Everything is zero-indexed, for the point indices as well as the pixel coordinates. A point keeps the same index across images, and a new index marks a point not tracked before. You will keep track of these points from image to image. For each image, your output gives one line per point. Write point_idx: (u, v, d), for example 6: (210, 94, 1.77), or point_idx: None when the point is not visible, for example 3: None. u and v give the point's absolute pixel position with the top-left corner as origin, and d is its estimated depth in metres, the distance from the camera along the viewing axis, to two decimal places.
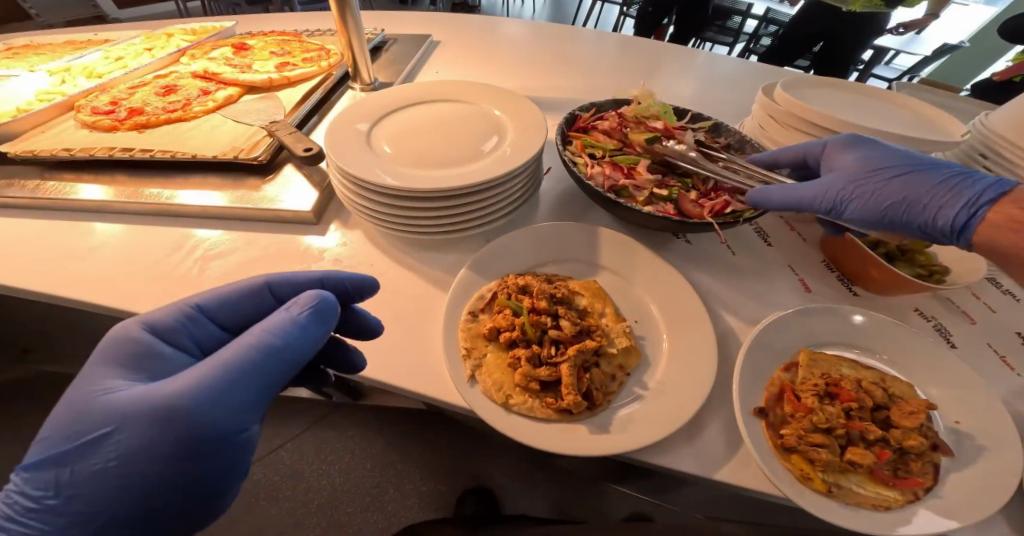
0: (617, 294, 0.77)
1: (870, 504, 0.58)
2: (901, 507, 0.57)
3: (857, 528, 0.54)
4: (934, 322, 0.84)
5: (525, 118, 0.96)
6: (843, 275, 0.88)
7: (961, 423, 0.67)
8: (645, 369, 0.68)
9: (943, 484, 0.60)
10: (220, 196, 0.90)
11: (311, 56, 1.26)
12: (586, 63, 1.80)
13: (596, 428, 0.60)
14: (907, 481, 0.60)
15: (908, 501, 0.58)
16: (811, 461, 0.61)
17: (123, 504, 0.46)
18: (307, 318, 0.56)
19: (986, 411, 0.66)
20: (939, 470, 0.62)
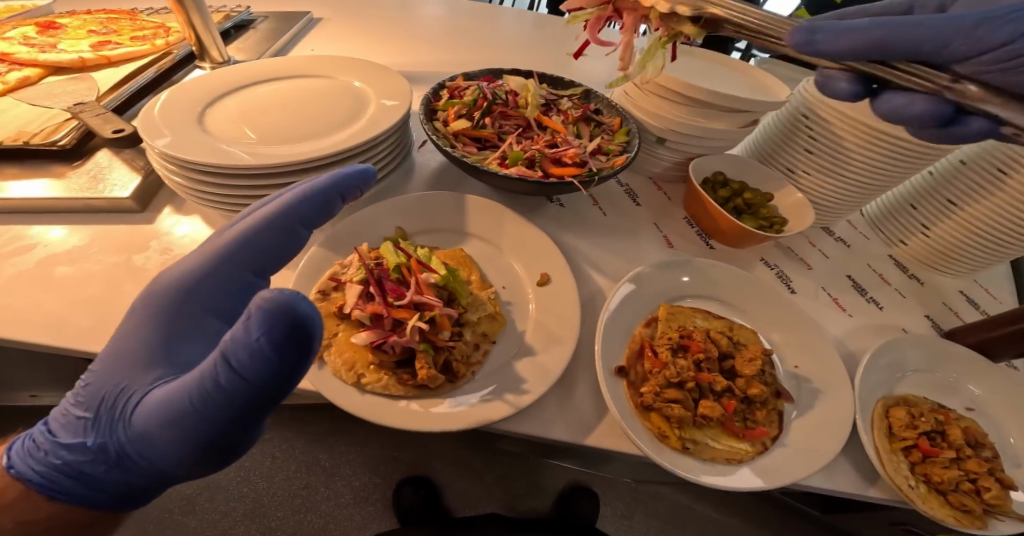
0: (484, 261, 0.76)
1: (724, 458, 0.62)
2: (751, 458, 0.62)
3: (708, 482, 0.57)
4: (777, 271, 0.93)
5: (389, 89, 0.91)
6: (701, 231, 0.95)
7: (799, 368, 0.74)
8: (509, 335, 0.67)
9: (787, 432, 0.66)
10: (30, 185, 0.75)
11: (143, 34, 1.05)
12: (484, 35, 1.76)
13: (456, 401, 0.56)
14: (756, 432, 0.65)
15: (758, 453, 0.63)
16: (669, 419, 0.64)
17: (166, 467, 0.46)
18: (260, 337, 0.39)
19: (819, 353, 0.74)
20: (782, 420, 0.67)
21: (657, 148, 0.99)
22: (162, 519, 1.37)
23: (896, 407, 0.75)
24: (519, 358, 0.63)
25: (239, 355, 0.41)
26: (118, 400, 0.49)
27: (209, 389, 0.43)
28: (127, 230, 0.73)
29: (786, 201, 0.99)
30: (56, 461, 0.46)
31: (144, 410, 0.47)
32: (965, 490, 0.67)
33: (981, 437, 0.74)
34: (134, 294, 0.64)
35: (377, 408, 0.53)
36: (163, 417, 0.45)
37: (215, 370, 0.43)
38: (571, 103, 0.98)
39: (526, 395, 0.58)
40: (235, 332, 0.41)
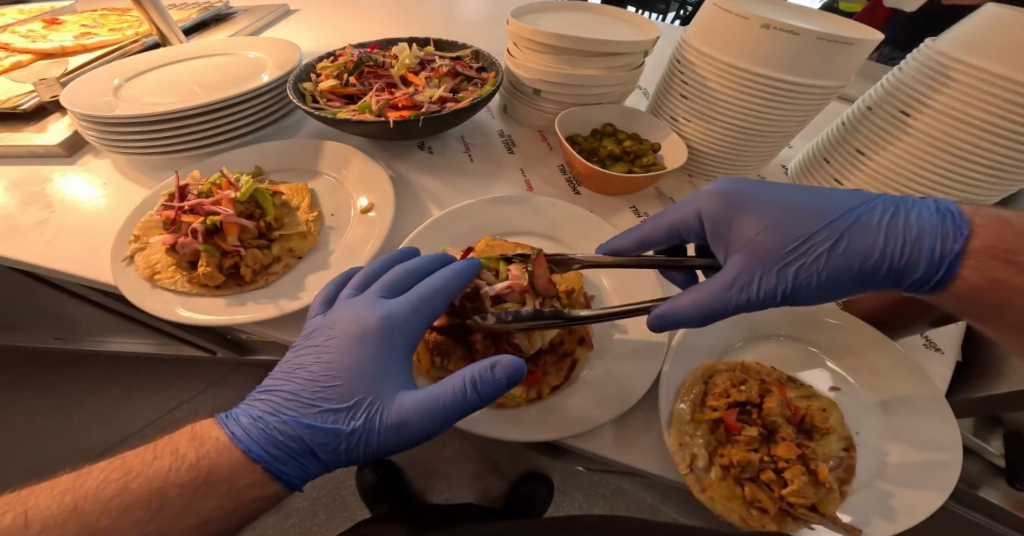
0: (325, 195, 0.82)
1: None
2: (514, 404, 0.60)
3: None
4: (645, 219, 0.89)
5: (282, 58, 1.05)
6: (572, 176, 0.94)
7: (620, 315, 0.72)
8: (317, 254, 0.72)
9: (570, 383, 0.64)
10: None
11: (120, 27, 1.31)
12: (448, 16, 1.83)
13: (233, 301, 0.63)
14: (531, 379, 0.64)
15: (525, 400, 0.61)
16: (437, 354, 0.66)
17: (300, 476, 0.50)
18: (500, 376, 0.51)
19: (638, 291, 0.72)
20: (574, 368, 0.66)
21: (537, 100, 1.01)
22: None
23: (722, 375, 0.70)
24: (312, 274, 0.69)
25: (488, 388, 0.50)
26: (318, 404, 0.52)
27: (463, 401, 0.50)
28: (50, 170, 0.90)
29: (670, 152, 0.94)
30: (274, 445, 0.49)
31: (405, 414, 0.51)
32: (763, 481, 0.62)
33: (816, 422, 0.65)
34: (32, 213, 0.79)
35: (158, 300, 0.61)
36: (415, 415, 0.51)
37: (474, 394, 0.50)
38: (452, 62, 1.03)
39: (297, 301, 0.64)
40: (486, 368, 0.51)
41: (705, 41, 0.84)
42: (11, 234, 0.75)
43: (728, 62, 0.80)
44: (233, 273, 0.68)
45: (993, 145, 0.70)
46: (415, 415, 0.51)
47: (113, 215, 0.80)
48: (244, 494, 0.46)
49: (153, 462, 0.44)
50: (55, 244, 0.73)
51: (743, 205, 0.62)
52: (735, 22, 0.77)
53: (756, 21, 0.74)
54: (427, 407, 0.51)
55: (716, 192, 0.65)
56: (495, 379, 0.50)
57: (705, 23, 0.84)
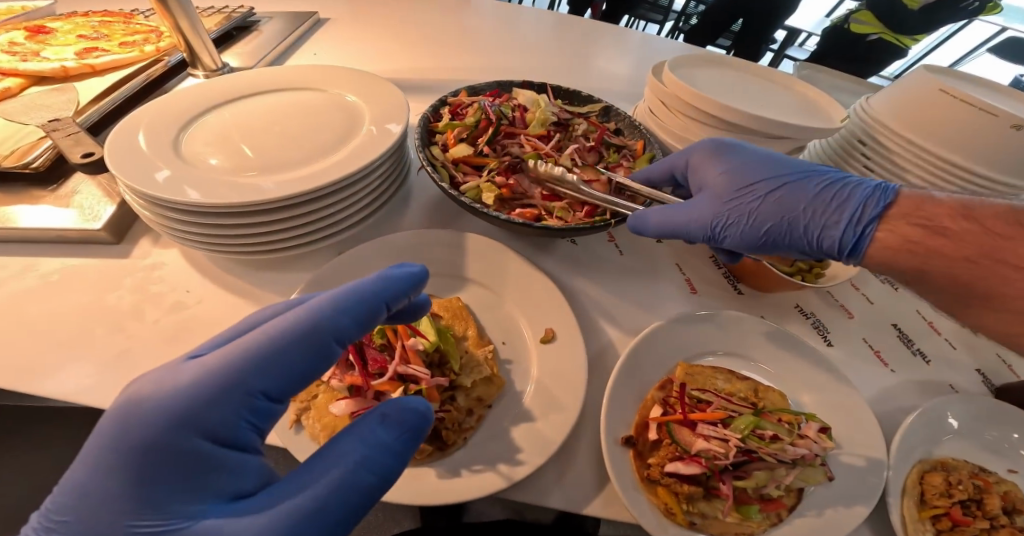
0: (482, 310, 0.69)
1: (733, 534, 0.57)
2: (763, 532, 0.57)
3: None
4: (812, 319, 0.83)
5: (383, 105, 0.86)
6: (729, 273, 0.85)
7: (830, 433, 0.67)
8: (506, 400, 0.60)
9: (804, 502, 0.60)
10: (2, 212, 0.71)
11: (134, 39, 1.04)
12: (502, 27, 1.62)
13: (444, 472, 0.52)
14: (772, 503, 0.60)
15: (770, 525, 0.58)
16: (676, 494, 0.59)
17: None
18: (394, 436, 0.44)
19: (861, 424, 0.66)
20: (801, 493, 0.61)
21: None
22: None
23: (932, 472, 0.68)
24: (516, 425, 0.57)
25: (378, 447, 0.43)
26: (95, 498, 0.38)
27: (390, 447, 0.44)
28: (97, 264, 0.69)
29: None
30: None
31: (324, 491, 0.40)
32: None
33: (1017, 505, 0.67)
34: (103, 339, 0.60)
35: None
36: (353, 479, 0.41)
37: (401, 440, 0.44)
38: (590, 124, 0.89)
39: (521, 467, 0.52)
40: (373, 426, 0.44)
41: (912, 125, 0.84)
42: (84, 374, 0.56)
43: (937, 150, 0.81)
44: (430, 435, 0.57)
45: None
46: (348, 483, 0.41)
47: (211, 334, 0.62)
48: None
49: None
50: None
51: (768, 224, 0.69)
52: (975, 113, 0.77)
53: (1006, 119, 0.74)
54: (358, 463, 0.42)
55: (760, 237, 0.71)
56: (377, 441, 0.43)
57: (916, 105, 0.84)
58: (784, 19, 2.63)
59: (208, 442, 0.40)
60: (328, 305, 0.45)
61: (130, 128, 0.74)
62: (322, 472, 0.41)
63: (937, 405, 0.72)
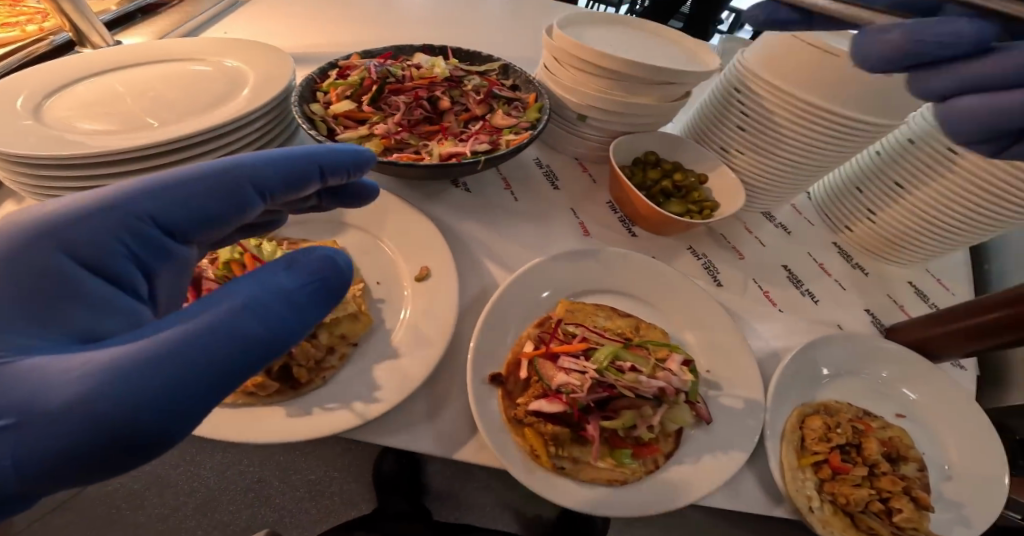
0: (361, 254, 0.69)
1: (604, 480, 0.55)
2: (636, 478, 0.55)
3: (575, 506, 0.51)
4: (705, 261, 0.84)
5: (271, 69, 0.85)
6: (624, 216, 0.87)
7: (711, 373, 0.68)
8: (373, 336, 0.60)
9: (681, 450, 0.59)
10: None
11: (15, 20, 1.01)
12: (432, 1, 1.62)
13: (296, 411, 0.51)
14: (648, 450, 0.59)
15: (644, 472, 0.56)
16: (541, 435, 0.57)
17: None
18: (303, 282, 0.41)
19: (736, 356, 0.67)
20: (678, 437, 0.60)
21: (580, 125, 0.92)
22: None
23: (813, 417, 0.69)
24: (378, 359, 0.57)
25: (284, 286, 0.39)
26: None
27: (293, 293, 0.39)
28: None
29: (722, 188, 0.90)
30: None
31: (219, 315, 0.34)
32: (874, 512, 0.62)
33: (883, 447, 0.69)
34: None
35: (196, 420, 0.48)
36: (257, 314, 0.36)
37: (305, 288, 0.40)
38: (483, 79, 0.90)
39: (378, 403, 0.52)
40: (280, 271, 0.40)
41: (771, 70, 0.80)
42: None
43: (810, 100, 0.76)
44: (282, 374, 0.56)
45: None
46: (240, 312, 0.35)
47: None
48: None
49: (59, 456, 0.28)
50: None
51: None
52: (823, 57, 0.73)
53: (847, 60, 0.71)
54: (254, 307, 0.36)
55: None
56: (282, 283, 0.39)
57: (785, 54, 0.78)
58: None
59: (69, 261, 0.36)
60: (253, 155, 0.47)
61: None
62: (206, 309, 0.35)
63: (818, 344, 0.74)
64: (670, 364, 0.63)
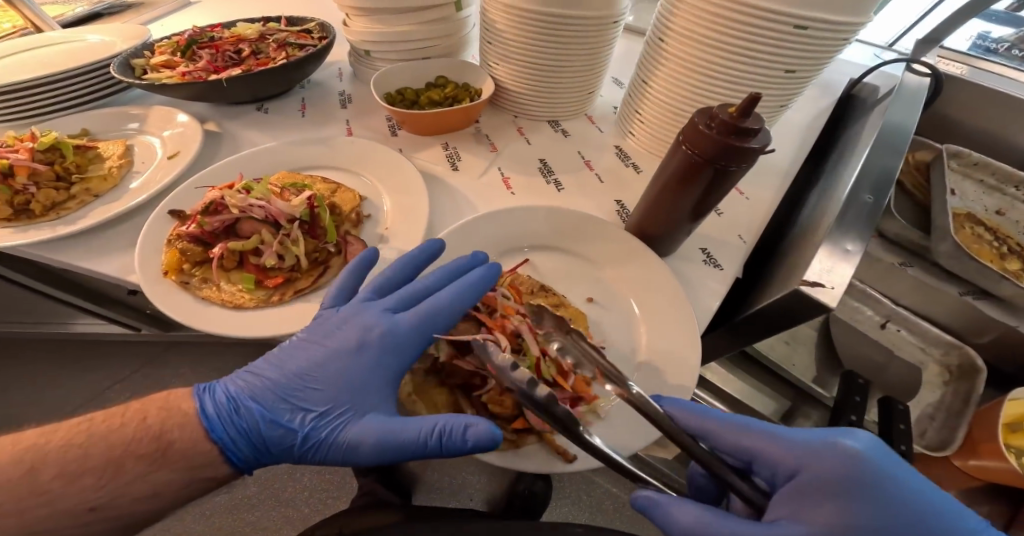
0: (144, 146, 0.88)
1: (220, 299, 0.63)
2: (251, 305, 0.62)
3: (169, 308, 0.58)
4: (451, 152, 0.93)
5: (133, 31, 1.09)
6: (393, 122, 1.00)
7: (389, 232, 0.74)
8: (114, 197, 0.78)
9: (318, 287, 0.66)
10: None
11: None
12: None
13: (17, 230, 0.71)
14: (278, 279, 0.66)
15: (262, 300, 0.63)
16: (182, 254, 0.65)
17: (369, 458, 0.51)
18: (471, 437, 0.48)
19: (410, 218, 0.74)
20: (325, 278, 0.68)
21: (371, 60, 1.08)
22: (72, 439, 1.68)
23: None
24: (104, 208, 0.75)
25: (454, 446, 0.47)
26: (322, 393, 0.53)
27: (463, 446, 0.48)
28: None
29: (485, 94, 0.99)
30: (224, 413, 0.50)
31: (374, 433, 0.50)
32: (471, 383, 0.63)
33: (528, 347, 0.61)
34: None
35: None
36: (475, 444, 0.47)
37: (462, 442, 0.47)
38: (289, 34, 1.09)
39: (75, 229, 0.70)
40: (461, 420, 0.48)
41: None
42: None
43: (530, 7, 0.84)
44: (25, 209, 0.74)
45: (731, 93, 0.79)
46: (437, 439, 0.48)
47: None
48: (196, 473, 0.47)
49: (114, 431, 0.46)
50: None
51: (863, 494, 0.41)
52: None
53: None
54: (388, 336, 0.56)
55: (854, 449, 0.43)
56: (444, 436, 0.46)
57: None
58: None
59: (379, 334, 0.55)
60: (449, 299, 0.59)
61: None
62: (416, 424, 0.49)
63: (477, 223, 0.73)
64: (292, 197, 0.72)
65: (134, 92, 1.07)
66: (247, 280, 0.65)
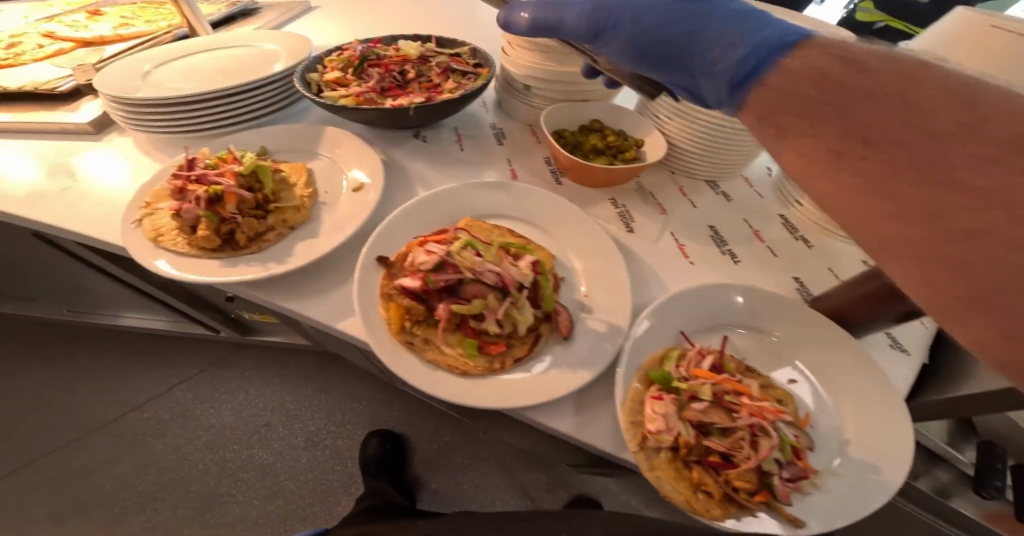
0: (321, 174, 0.88)
1: (448, 365, 0.65)
2: (478, 374, 0.64)
3: (414, 375, 0.61)
4: (622, 209, 0.93)
5: (294, 47, 1.12)
6: (555, 168, 0.98)
7: (589, 299, 0.75)
8: (307, 228, 0.78)
9: (535, 355, 0.68)
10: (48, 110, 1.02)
11: (150, 10, 1.40)
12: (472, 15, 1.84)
13: (227, 263, 0.70)
14: (497, 347, 0.68)
15: (488, 368, 0.65)
16: (408, 314, 0.67)
17: None
18: None
19: (614, 288, 0.75)
20: (537, 347, 0.69)
21: (527, 95, 1.05)
22: (156, 424, 1.76)
23: (680, 356, 0.73)
24: (303, 243, 0.75)
25: None
26: None
27: None
28: (74, 144, 0.98)
29: (653, 149, 0.97)
30: None
31: None
32: (705, 459, 0.64)
33: (780, 430, 0.63)
34: (57, 180, 0.88)
35: (163, 261, 0.68)
36: None
37: None
38: (449, 58, 1.08)
39: (285, 266, 0.70)
40: None
41: None
42: (34, 196, 0.84)
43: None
44: (227, 238, 0.74)
45: None
46: None
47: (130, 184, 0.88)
48: None
49: None
50: (73, 210, 0.81)
51: None
52: None
53: None
54: None
55: None
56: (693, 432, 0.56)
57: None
58: None
59: None
60: None
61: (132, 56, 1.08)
62: None
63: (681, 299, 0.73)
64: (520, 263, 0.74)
65: (293, 110, 1.09)
66: (471, 345, 0.67)
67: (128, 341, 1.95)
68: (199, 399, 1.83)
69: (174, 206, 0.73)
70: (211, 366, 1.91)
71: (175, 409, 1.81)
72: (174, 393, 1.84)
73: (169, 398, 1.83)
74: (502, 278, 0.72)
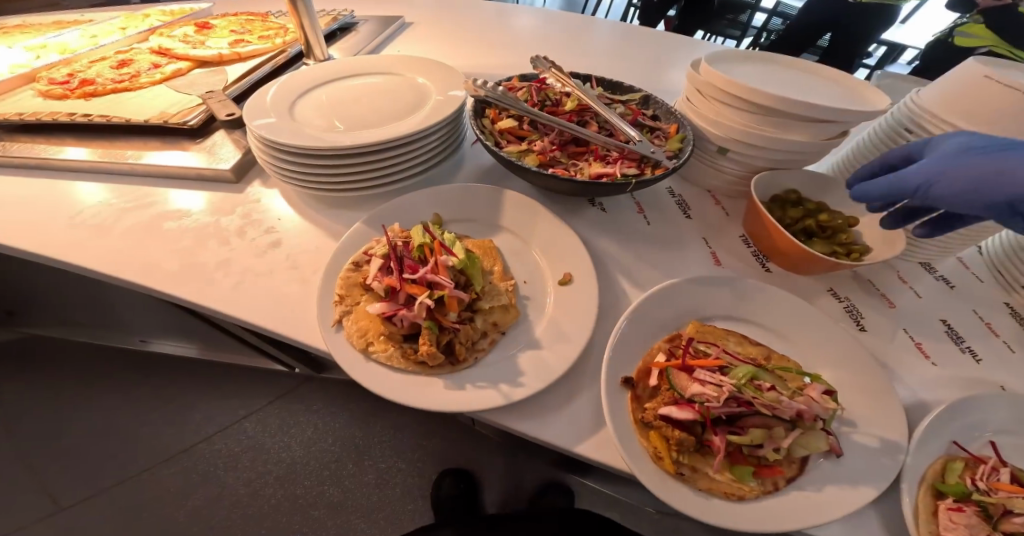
0: (511, 254, 0.78)
1: (723, 492, 0.55)
2: (754, 499, 0.54)
3: (691, 512, 0.51)
4: (846, 304, 0.80)
5: (446, 84, 0.99)
6: (759, 251, 0.87)
7: (847, 411, 0.63)
8: (519, 330, 0.67)
9: (807, 475, 0.56)
10: (180, 156, 0.92)
11: (268, 34, 1.35)
12: (577, 41, 1.72)
13: (451, 384, 0.60)
14: (770, 470, 0.57)
15: (763, 492, 0.54)
16: (667, 441, 0.58)
17: None
18: None
19: (882, 400, 0.62)
20: (804, 464, 0.58)
21: (720, 158, 0.92)
22: (216, 463, 1.56)
23: (958, 463, 0.58)
24: (524, 351, 0.64)
25: None
26: None
27: None
28: (215, 198, 0.88)
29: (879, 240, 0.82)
30: None
31: None
32: None
33: None
34: (214, 250, 0.77)
35: (381, 381, 0.58)
36: None
37: None
38: (626, 108, 0.96)
39: (521, 388, 0.59)
40: None
41: (954, 110, 0.73)
42: (197, 274, 0.73)
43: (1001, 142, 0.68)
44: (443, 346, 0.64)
45: None
46: None
47: (296, 259, 0.77)
48: None
49: None
50: (243, 291, 0.71)
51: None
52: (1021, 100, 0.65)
53: None
54: None
55: None
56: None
57: (967, 93, 0.72)
58: (879, 35, 2.17)
59: None
60: None
61: (267, 91, 0.96)
62: None
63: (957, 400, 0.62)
64: (809, 391, 0.61)
65: (450, 162, 0.99)
66: (740, 467, 0.57)
67: (183, 369, 1.76)
68: (269, 432, 1.62)
69: (384, 310, 0.64)
70: (280, 397, 1.69)
71: (245, 442, 1.61)
72: (243, 425, 1.64)
73: (238, 430, 1.63)
74: (799, 412, 0.59)
